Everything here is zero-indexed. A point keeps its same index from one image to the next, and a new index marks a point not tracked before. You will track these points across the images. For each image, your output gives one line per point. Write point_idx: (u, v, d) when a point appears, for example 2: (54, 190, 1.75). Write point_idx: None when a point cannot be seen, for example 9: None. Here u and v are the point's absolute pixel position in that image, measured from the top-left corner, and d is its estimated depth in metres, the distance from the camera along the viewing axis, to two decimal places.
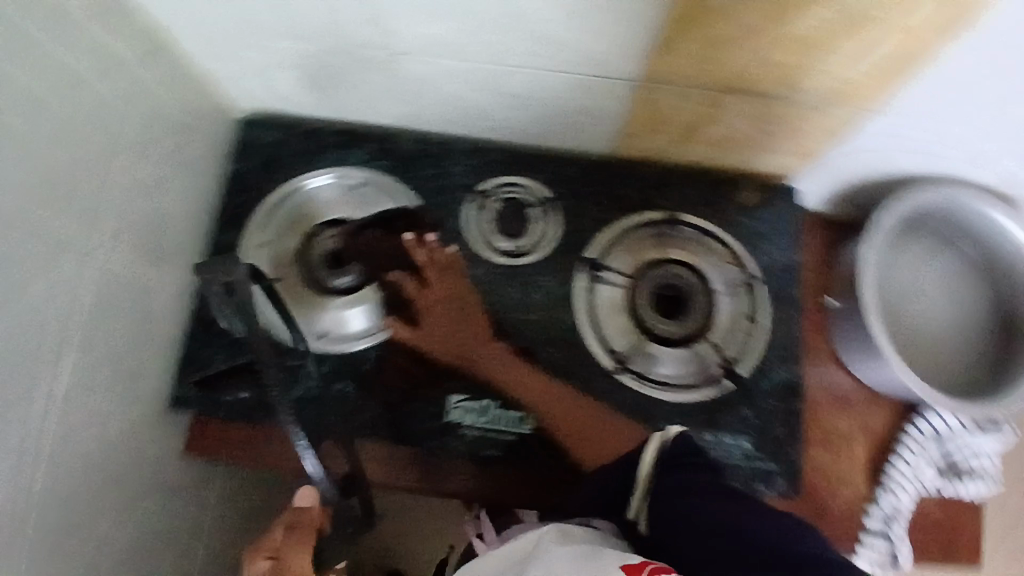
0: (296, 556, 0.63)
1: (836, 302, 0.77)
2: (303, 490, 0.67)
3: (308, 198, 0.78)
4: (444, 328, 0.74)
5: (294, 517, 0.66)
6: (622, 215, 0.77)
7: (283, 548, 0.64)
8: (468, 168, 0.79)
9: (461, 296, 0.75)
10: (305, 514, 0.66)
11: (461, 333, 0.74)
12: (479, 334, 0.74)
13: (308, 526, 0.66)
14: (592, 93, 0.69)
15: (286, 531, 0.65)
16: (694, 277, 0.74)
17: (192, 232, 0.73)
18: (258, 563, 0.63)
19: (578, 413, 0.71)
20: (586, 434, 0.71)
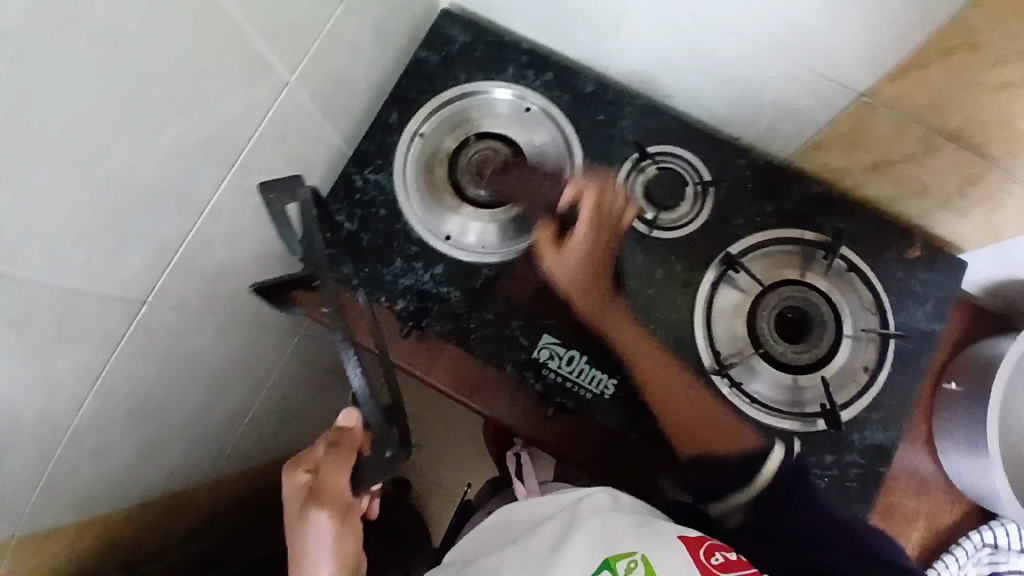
0: (332, 476, 0.59)
1: (955, 386, 0.74)
2: (348, 411, 0.61)
3: (477, 104, 0.77)
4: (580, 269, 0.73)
5: (336, 435, 0.61)
6: (776, 225, 0.74)
7: (322, 466, 0.60)
8: (638, 125, 0.76)
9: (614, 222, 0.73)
10: (348, 434, 0.60)
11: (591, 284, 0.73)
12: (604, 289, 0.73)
13: (350, 448, 0.60)
14: (801, 87, 0.65)
15: (327, 449, 0.60)
16: (828, 311, 0.71)
17: (361, 99, 0.74)
18: (300, 475, 0.62)
19: (684, 404, 0.70)
20: (686, 423, 0.69)
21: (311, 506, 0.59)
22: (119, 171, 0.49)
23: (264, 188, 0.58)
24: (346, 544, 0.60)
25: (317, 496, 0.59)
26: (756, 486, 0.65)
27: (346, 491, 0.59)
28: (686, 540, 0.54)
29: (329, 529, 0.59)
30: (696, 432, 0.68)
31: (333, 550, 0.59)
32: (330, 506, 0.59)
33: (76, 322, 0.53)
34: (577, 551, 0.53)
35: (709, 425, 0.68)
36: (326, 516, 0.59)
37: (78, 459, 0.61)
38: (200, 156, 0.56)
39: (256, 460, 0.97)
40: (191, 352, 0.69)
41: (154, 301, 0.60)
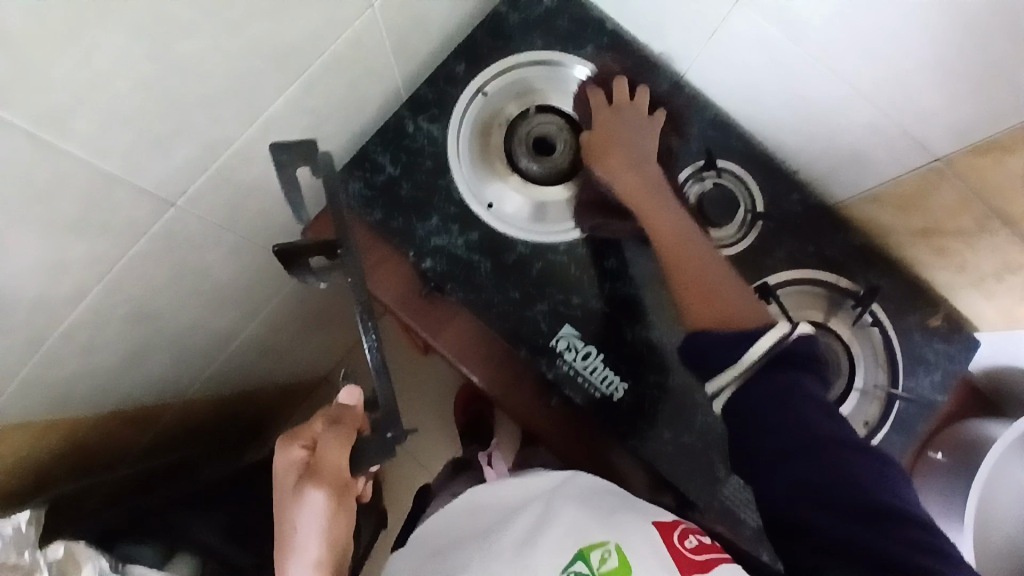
0: (332, 452, 0.56)
1: (941, 457, 0.76)
2: (351, 388, 0.63)
3: (547, 75, 0.74)
4: (627, 146, 0.70)
5: (338, 413, 0.59)
6: (813, 266, 0.74)
7: (320, 441, 0.57)
8: (703, 135, 0.75)
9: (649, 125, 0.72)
10: (351, 412, 0.60)
11: (637, 146, 0.70)
12: (642, 151, 0.70)
13: (352, 427, 0.58)
14: (879, 137, 0.65)
15: (329, 426, 0.58)
16: (844, 360, 0.72)
17: (433, 44, 0.70)
18: (296, 450, 0.58)
19: (681, 260, 0.64)
20: (691, 287, 0.62)
21: (306, 483, 0.55)
22: (192, 57, 0.44)
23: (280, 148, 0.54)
24: (340, 528, 0.56)
25: (313, 473, 0.56)
26: (743, 365, 0.56)
27: (345, 471, 0.56)
28: (659, 526, 0.55)
29: (323, 510, 0.55)
30: (699, 295, 0.62)
31: (325, 531, 0.56)
32: (326, 485, 0.55)
33: (104, 208, 0.48)
34: (552, 539, 0.53)
35: (721, 292, 0.61)
36: (320, 495, 0.55)
37: (64, 354, 0.56)
38: (271, 61, 0.51)
39: (229, 389, 0.93)
40: (201, 266, 0.65)
41: (184, 205, 0.56)
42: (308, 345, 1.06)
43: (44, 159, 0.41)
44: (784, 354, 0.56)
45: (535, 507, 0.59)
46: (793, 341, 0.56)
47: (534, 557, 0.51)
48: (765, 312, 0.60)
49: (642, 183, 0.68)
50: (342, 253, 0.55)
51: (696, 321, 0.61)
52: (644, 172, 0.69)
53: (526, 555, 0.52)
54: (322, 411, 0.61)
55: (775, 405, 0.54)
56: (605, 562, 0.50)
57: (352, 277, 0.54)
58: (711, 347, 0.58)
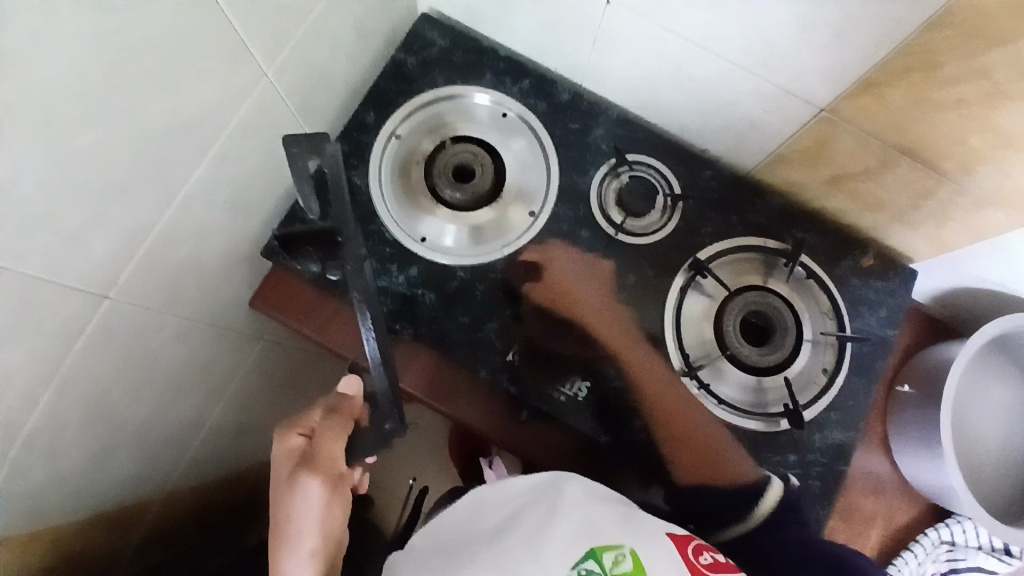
0: (331, 440, 0.57)
1: (908, 389, 0.78)
2: (349, 378, 0.63)
3: (452, 108, 0.78)
4: (595, 314, 0.73)
5: (336, 402, 0.60)
6: (740, 233, 0.77)
7: (320, 430, 0.57)
8: (612, 134, 0.79)
9: (602, 280, 0.75)
10: (349, 401, 0.61)
11: (608, 324, 0.73)
12: (622, 331, 0.73)
13: (350, 415, 0.60)
14: (767, 102, 0.69)
15: (327, 414, 0.59)
16: (790, 315, 0.74)
17: (338, 101, 0.74)
18: (292, 438, 0.58)
19: (686, 433, 0.69)
20: (689, 453, 0.69)
21: (303, 471, 0.56)
22: (93, 151, 0.47)
23: (293, 138, 0.54)
24: (336, 518, 0.56)
25: (311, 460, 0.56)
26: (756, 518, 0.63)
27: (341, 459, 0.57)
28: (674, 539, 0.54)
29: (320, 498, 0.55)
30: (696, 457, 0.68)
31: (322, 519, 0.55)
32: (324, 475, 0.56)
33: (37, 311, 0.50)
34: (557, 540, 0.51)
35: (720, 454, 0.67)
36: (319, 483, 0.55)
37: (30, 462, 0.57)
38: (175, 141, 0.54)
39: (211, 474, 0.93)
40: (150, 352, 0.66)
41: (117, 296, 0.57)
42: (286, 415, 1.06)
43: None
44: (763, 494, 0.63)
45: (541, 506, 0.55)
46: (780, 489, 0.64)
47: (543, 556, 0.49)
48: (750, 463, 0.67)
49: (657, 383, 0.71)
50: (342, 240, 0.58)
51: (688, 477, 0.68)
52: (616, 328, 0.73)
53: (538, 555, 0.49)
54: (319, 400, 0.62)
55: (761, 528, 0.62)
56: (619, 564, 0.49)
57: (350, 267, 0.57)
58: (719, 503, 0.64)
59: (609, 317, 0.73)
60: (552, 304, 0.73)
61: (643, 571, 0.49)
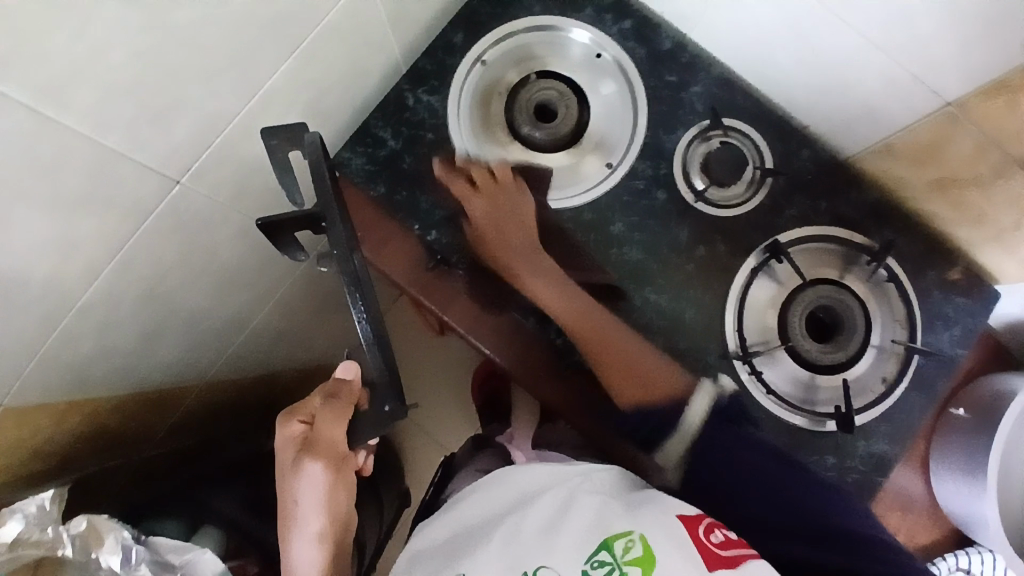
0: (328, 428, 0.59)
1: (962, 413, 0.75)
2: (347, 363, 0.61)
3: (545, 40, 0.73)
4: (487, 224, 0.71)
5: (335, 386, 0.61)
6: (825, 222, 0.73)
7: (318, 416, 0.59)
8: (709, 94, 0.73)
9: (511, 207, 0.71)
10: (348, 385, 0.60)
11: (516, 240, 0.70)
12: (529, 239, 0.71)
13: (348, 400, 0.59)
14: (889, 85, 0.63)
15: (324, 400, 0.60)
16: (861, 318, 0.70)
17: (429, 15, 0.70)
18: (295, 425, 0.62)
19: (603, 352, 0.69)
20: (613, 371, 0.69)
21: (305, 456, 0.59)
22: (180, 29, 0.44)
23: (268, 132, 0.55)
24: (339, 496, 0.60)
25: (311, 447, 0.59)
26: (686, 435, 0.68)
27: (340, 444, 0.60)
28: (683, 520, 0.52)
29: (322, 481, 0.59)
30: (619, 372, 0.69)
31: (325, 500, 0.60)
32: (324, 459, 0.59)
33: (108, 186, 0.49)
34: (573, 536, 0.52)
35: (654, 377, 0.69)
36: (319, 468, 0.59)
37: (79, 334, 0.57)
38: (264, 33, 0.51)
39: (248, 372, 0.94)
40: (209, 246, 0.65)
41: (188, 182, 0.56)
42: (321, 325, 1.07)
43: (44, 137, 0.42)
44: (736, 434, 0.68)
45: (553, 494, 0.58)
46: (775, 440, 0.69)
47: (562, 547, 0.51)
48: (678, 372, 0.70)
49: (567, 310, 0.69)
50: (328, 226, 0.54)
51: (624, 398, 0.69)
52: (551, 276, 0.71)
53: (552, 544, 0.51)
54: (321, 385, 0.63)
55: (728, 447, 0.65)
56: (628, 551, 0.49)
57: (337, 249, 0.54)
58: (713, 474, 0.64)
59: (516, 242, 0.70)
60: (494, 266, 0.71)
61: (651, 562, 0.48)
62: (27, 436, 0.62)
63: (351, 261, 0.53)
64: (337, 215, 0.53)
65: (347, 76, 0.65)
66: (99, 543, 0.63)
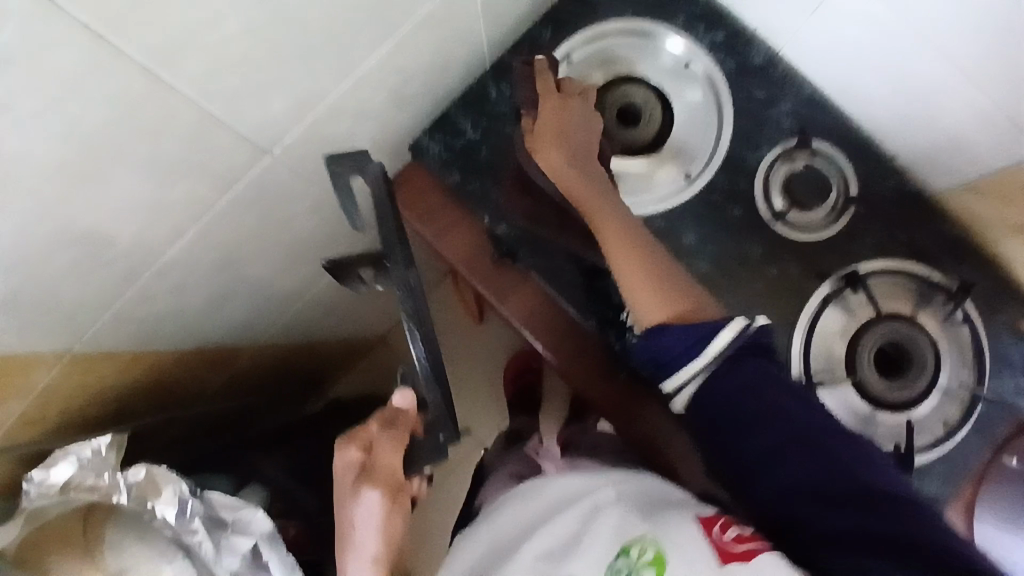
0: (388, 457, 0.59)
1: (1015, 464, 0.69)
2: (403, 390, 0.60)
3: (633, 44, 0.72)
4: (551, 162, 0.65)
5: (391, 414, 0.60)
6: (903, 256, 0.71)
7: (377, 445, 0.59)
8: (796, 114, 0.72)
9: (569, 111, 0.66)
10: (405, 413, 0.60)
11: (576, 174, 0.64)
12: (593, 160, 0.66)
13: (406, 428, 0.60)
14: (990, 126, 0.61)
15: (382, 428, 0.60)
16: (932, 357, 0.69)
17: (522, 7, 0.69)
18: (348, 452, 0.59)
19: (627, 257, 0.61)
20: (641, 293, 0.60)
21: (364, 485, 0.58)
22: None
23: (335, 159, 0.54)
24: (395, 526, 0.59)
25: (369, 475, 0.58)
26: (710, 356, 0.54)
27: (400, 472, 0.59)
28: (703, 523, 0.52)
29: (380, 509, 0.58)
30: (656, 298, 0.59)
31: (383, 530, 0.59)
32: (383, 487, 0.58)
33: (206, 148, 0.49)
34: (594, 547, 0.52)
35: (679, 298, 0.59)
36: (378, 496, 0.58)
37: (155, 291, 0.58)
38: (372, 9, 0.51)
39: (294, 342, 0.94)
40: (285, 217, 0.65)
41: (279, 153, 0.56)
42: (371, 304, 1.06)
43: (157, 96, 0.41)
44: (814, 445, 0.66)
45: (580, 508, 0.59)
46: None
47: (585, 556, 0.52)
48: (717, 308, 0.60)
49: (615, 240, 0.62)
50: (389, 267, 0.56)
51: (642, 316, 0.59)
52: (580, 170, 0.64)
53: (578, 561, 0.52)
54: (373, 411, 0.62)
55: None
56: (643, 556, 0.49)
57: (390, 262, 0.55)
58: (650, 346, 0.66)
59: (581, 176, 0.64)
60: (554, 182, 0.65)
61: (665, 562, 0.48)
62: (90, 383, 0.62)
63: (407, 301, 0.55)
64: (399, 253, 0.54)
65: (437, 61, 0.65)
66: (155, 495, 0.61)
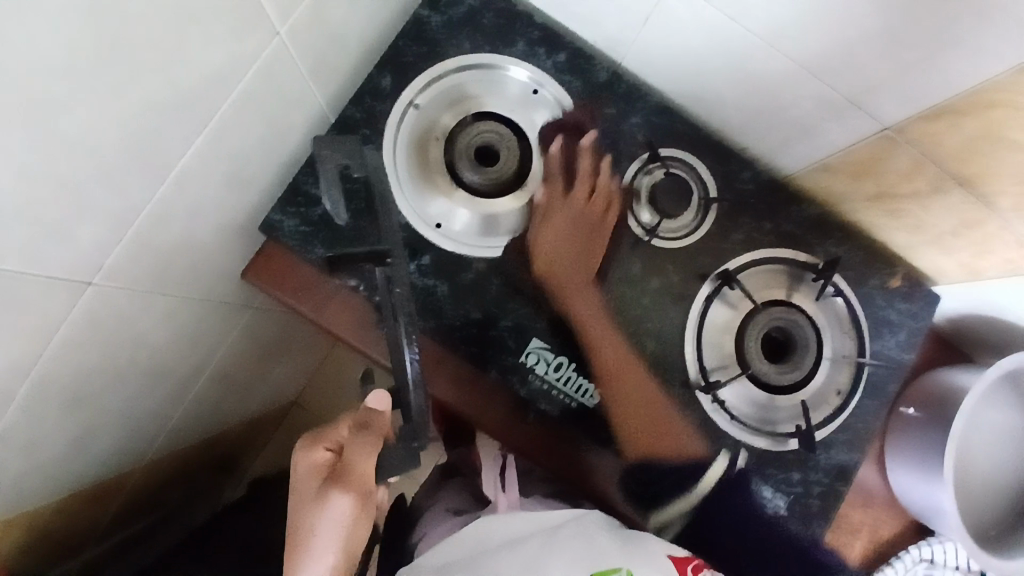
0: (361, 459, 0.57)
1: (913, 412, 0.73)
2: (378, 394, 0.60)
3: (477, 78, 0.70)
4: (556, 245, 0.70)
5: (366, 416, 0.59)
6: (772, 243, 0.73)
7: (350, 447, 0.57)
8: (649, 124, 0.72)
9: (580, 214, 0.70)
10: (378, 417, 0.59)
11: (584, 224, 0.71)
12: (594, 216, 0.71)
13: (379, 431, 0.59)
14: (824, 113, 0.64)
15: (356, 431, 0.58)
16: (813, 335, 0.71)
17: (353, 62, 0.66)
18: (319, 452, 0.58)
19: (597, 335, 0.70)
20: (637, 425, 0.70)
21: (333, 486, 0.56)
22: (77, 132, 0.39)
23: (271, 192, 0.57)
24: (359, 534, 0.57)
25: (341, 476, 0.57)
26: (703, 489, 0.71)
27: (368, 477, 0.57)
28: (675, 560, 0.57)
29: (347, 513, 0.56)
30: (643, 428, 0.70)
31: (343, 542, 0.56)
32: (352, 492, 0.56)
33: (11, 309, 0.43)
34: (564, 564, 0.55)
35: (665, 432, 0.70)
36: (346, 500, 0.56)
37: (3, 460, 0.52)
38: (172, 114, 0.46)
39: (192, 436, 0.88)
40: (135, 336, 0.60)
41: (102, 282, 0.51)
42: (272, 372, 1.02)
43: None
44: (730, 484, 0.71)
45: (539, 541, 0.61)
46: (735, 472, 0.71)
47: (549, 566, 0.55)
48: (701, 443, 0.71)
49: (593, 320, 0.70)
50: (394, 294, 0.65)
51: (633, 453, 0.70)
52: (562, 226, 0.70)
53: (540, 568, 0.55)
54: (348, 412, 0.61)
55: (736, 493, 0.72)
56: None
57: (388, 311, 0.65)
58: (658, 471, 0.70)
59: (587, 230, 0.71)
60: (575, 224, 0.70)
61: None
62: None
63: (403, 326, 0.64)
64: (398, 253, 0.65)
65: (272, 137, 0.61)
66: None
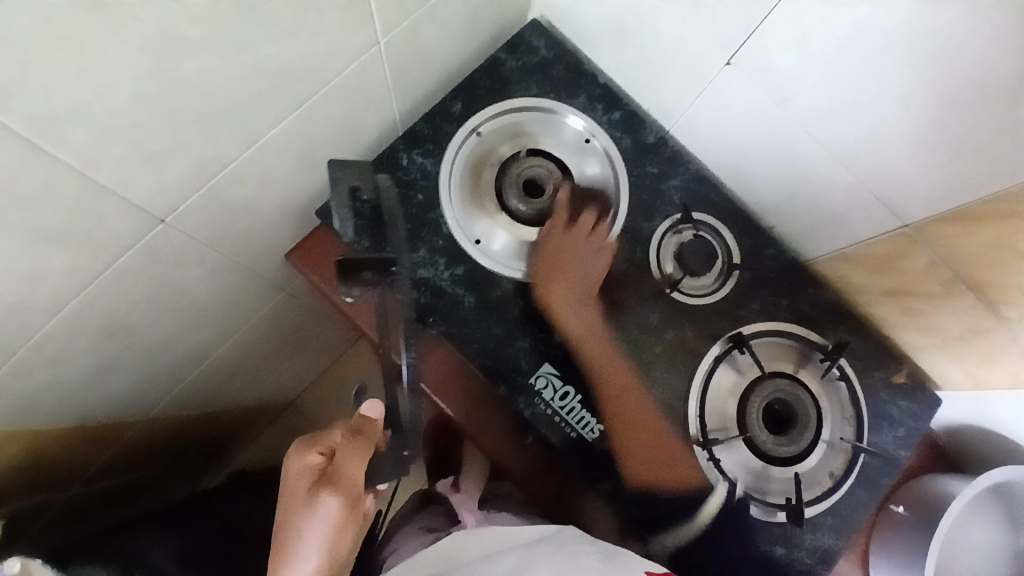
0: (353, 462, 0.57)
1: (903, 511, 0.73)
2: (373, 402, 0.64)
3: (537, 118, 0.77)
4: (568, 260, 0.74)
5: (360, 425, 0.61)
6: (786, 318, 0.77)
7: (343, 451, 0.57)
8: (686, 188, 0.78)
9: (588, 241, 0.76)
10: (371, 425, 0.61)
11: (586, 271, 0.75)
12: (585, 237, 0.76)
13: (371, 440, 0.60)
14: (849, 202, 0.69)
15: (350, 437, 0.59)
16: (813, 412, 0.74)
17: (431, 83, 0.73)
18: (311, 455, 0.58)
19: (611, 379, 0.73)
20: (648, 464, 0.71)
21: (324, 488, 0.55)
22: (197, 75, 0.44)
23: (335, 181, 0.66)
24: (344, 541, 0.55)
25: (331, 479, 0.56)
26: (700, 521, 0.71)
27: (360, 483, 0.56)
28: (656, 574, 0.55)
29: (334, 519, 0.54)
30: (650, 463, 0.71)
31: (325, 547, 0.54)
32: (342, 493, 0.55)
33: (92, 220, 0.47)
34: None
35: (653, 433, 0.72)
36: (336, 503, 0.55)
37: (32, 367, 0.55)
38: (274, 85, 0.52)
39: (193, 407, 0.90)
40: (181, 283, 0.64)
41: (171, 222, 0.55)
42: (281, 364, 1.04)
43: (45, 173, 0.41)
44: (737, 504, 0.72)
45: (515, 556, 0.58)
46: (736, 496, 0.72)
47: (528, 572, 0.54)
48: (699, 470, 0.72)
49: (584, 330, 0.73)
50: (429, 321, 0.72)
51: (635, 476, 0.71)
52: (586, 267, 0.75)
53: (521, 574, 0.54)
54: (341, 423, 0.62)
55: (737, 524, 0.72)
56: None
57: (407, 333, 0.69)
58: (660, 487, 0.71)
59: (575, 277, 0.74)
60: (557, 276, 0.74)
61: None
62: None
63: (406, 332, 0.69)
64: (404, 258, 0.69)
65: (348, 131, 0.67)
66: None
